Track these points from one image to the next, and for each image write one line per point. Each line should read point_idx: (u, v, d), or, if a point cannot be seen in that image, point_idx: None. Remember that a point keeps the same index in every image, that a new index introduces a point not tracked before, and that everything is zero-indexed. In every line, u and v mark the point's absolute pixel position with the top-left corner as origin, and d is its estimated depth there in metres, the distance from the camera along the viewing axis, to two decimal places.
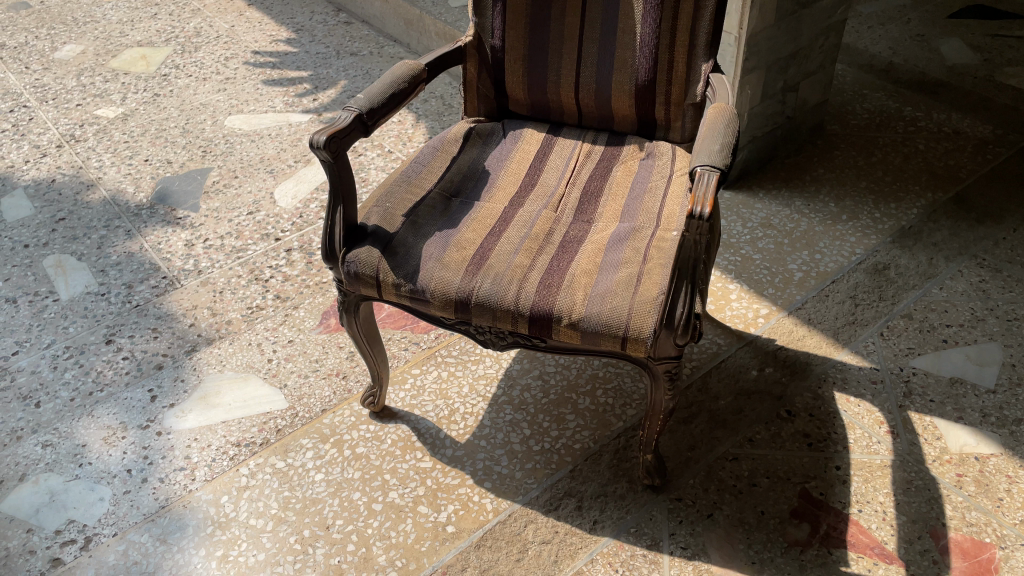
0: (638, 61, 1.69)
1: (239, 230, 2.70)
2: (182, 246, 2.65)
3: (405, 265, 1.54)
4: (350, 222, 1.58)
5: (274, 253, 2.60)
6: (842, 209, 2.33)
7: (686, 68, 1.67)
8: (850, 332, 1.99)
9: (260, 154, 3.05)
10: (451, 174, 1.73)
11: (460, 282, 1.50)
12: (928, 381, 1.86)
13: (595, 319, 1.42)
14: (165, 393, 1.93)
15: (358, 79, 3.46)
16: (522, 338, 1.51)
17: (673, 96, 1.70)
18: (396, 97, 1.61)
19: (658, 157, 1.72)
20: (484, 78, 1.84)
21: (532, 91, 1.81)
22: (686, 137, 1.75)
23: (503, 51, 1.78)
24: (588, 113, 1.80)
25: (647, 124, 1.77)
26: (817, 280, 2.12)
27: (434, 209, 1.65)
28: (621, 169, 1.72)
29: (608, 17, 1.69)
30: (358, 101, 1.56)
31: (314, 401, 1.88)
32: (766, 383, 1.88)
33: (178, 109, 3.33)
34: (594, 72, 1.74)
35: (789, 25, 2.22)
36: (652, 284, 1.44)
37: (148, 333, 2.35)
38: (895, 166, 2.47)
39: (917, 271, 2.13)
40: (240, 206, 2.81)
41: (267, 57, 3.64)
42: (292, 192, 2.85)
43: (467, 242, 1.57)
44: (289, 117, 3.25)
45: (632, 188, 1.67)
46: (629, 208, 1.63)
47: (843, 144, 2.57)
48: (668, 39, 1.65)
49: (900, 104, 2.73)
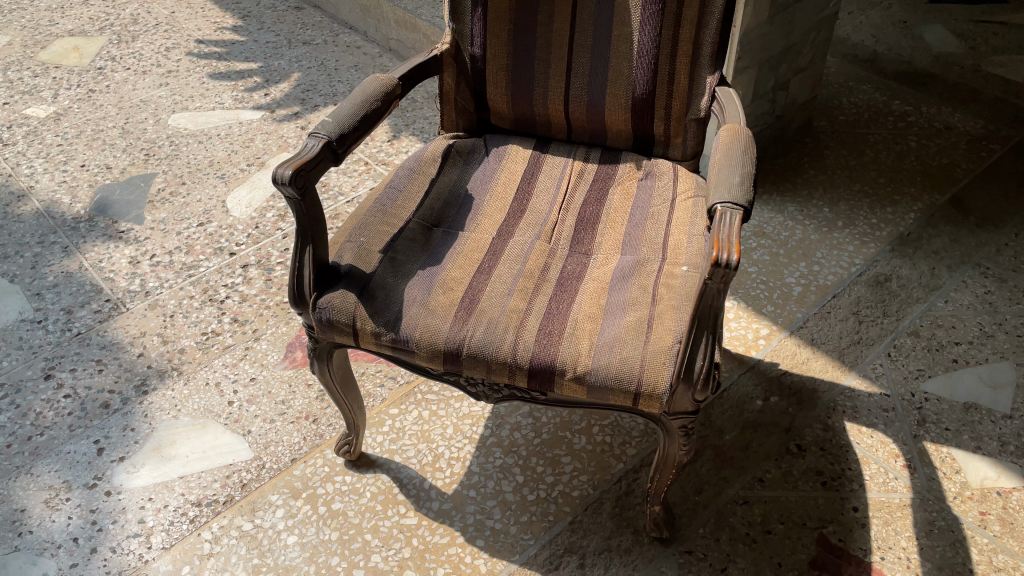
0: (635, 73, 1.52)
1: (189, 244, 2.49)
2: (126, 264, 2.44)
3: (385, 311, 1.36)
4: (321, 262, 1.39)
5: (229, 270, 2.40)
6: (837, 215, 2.20)
7: (688, 81, 1.51)
8: (856, 352, 1.87)
9: (208, 157, 2.83)
10: (431, 201, 1.56)
11: (450, 331, 1.33)
12: (941, 408, 1.75)
13: (603, 373, 1.27)
14: (113, 446, 1.74)
15: (313, 71, 3.24)
16: (519, 391, 1.35)
17: (673, 110, 1.54)
18: (368, 119, 1.42)
19: (658, 179, 1.57)
20: (462, 90, 1.66)
21: (516, 104, 1.64)
22: (687, 155, 1.60)
23: (484, 60, 1.60)
24: (579, 127, 1.64)
25: (644, 139, 1.61)
26: (817, 295, 2.00)
27: (413, 243, 1.47)
28: (618, 192, 1.57)
29: (601, 25, 1.52)
30: (326, 126, 1.37)
31: (283, 449, 1.71)
32: (773, 414, 1.75)
33: (116, 106, 3.07)
34: (586, 84, 1.57)
35: (782, 21, 2.07)
36: (665, 331, 1.29)
37: (91, 366, 2.14)
38: (889, 165, 2.35)
39: (920, 283, 2.02)
40: (188, 216, 2.59)
41: (212, 47, 3.39)
42: (245, 200, 2.64)
43: (453, 282, 1.40)
44: (239, 114, 3.02)
45: (632, 215, 1.52)
46: (631, 238, 1.47)
47: (833, 142, 2.44)
48: (669, 49, 1.49)
49: (888, 97, 2.61)
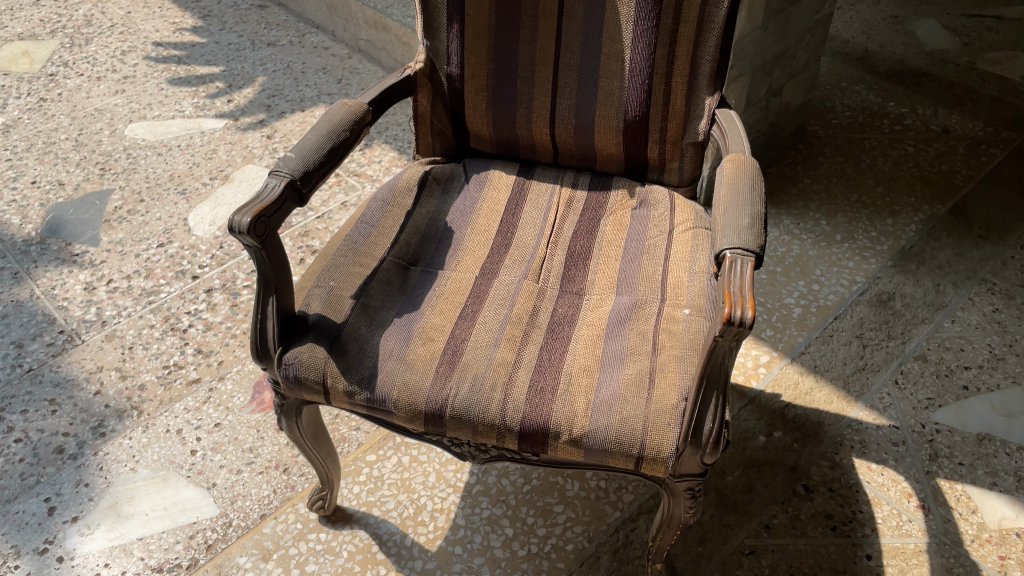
0: (627, 94, 1.39)
1: (149, 267, 2.34)
2: (81, 291, 2.28)
3: (359, 366, 1.23)
4: (286, 313, 1.26)
5: (191, 295, 2.26)
6: (835, 229, 2.10)
7: (685, 103, 1.38)
8: (862, 380, 1.76)
9: (169, 170, 2.67)
10: (407, 236, 1.43)
11: (431, 389, 1.20)
12: (954, 440, 1.65)
13: (602, 435, 1.14)
14: (65, 504, 1.60)
15: (279, 75, 3.08)
16: (508, 453, 1.23)
17: (669, 133, 1.41)
18: (335, 152, 1.28)
19: (654, 207, 1.44)
20: (439, 112, 1.52)
21: (497, 126, 1.51)
22: (684, 181, 1.48)
23: (462, 80, 1.46)
24: (566, 150, 1.51)
25: (637, 164, 1.49)
26: (818, 316, 1.89)
27: (389, 286, 1.34)
28: (610, 223, 1.44)
29: (590, 41, 1.39)
30: (288, 163, 1.23)
31: (251, 504, 1.57)
32: (777, 451, 1.64)
33: (69, 116, 2.90)
34: (573, 105, 1.44)
35: (777, 25, 1.95)
36: (669, 386, 1.17)
37: (44, 406, 2.00)
38: (886, 173, 2.25)
39: (924, 301, 1.92)
40: (148, 236, 2.44)
41: (171, 50, 3.21)
42: (209, 217, 2.49)
43: (433, 330, 1.27)
44: (201, 123, 2.86)
45: (627, 249, 1.40)
46: (627, 277, 1.35)
47: (828, 148, 2.33)
48: (665, 67, 1.36)
49: (882, 99, 2.50)
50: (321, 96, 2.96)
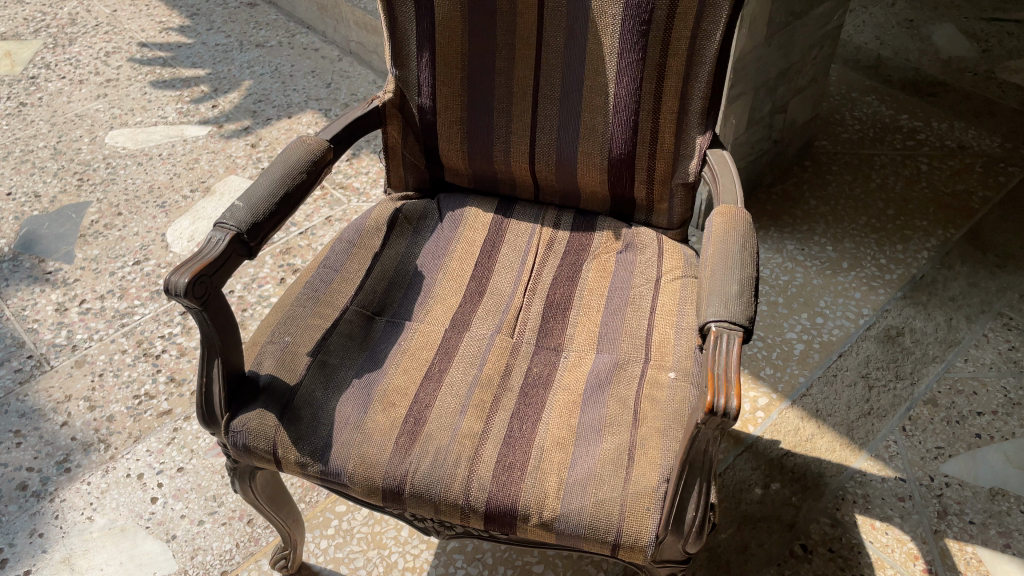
0: (612, 130, 1.28)
1: (123, 287, 2.25)
2: (52, 312, 2.19)
3: (312, 436, 1.13)
4: (234, 374, 1.15)
5: (166, 318, 2.16)
6: (842, 255, 1.98)
7: (675, 140, 1.27)
8: (866, 427, 1.65)
9: (148, 181, 2.57)
10: (373, 282, 1.32)
11: (389, 463, 1.10)
12: (964, 495, 1.54)
13: (575, 519, 1.03)
14: (17, 556, 1.51)
15: (266, 78, 2.97)
16: (474, 531, 1.12)
17: (657, 172, 1.30)
18: (289, 198, 1.17)
19: (640, 252, 1.33)
20: (410, 144, 1.41)
21: (473, 161, 1.40)
22: (673, 223, 1.36)
23: (434, 112, 1.35)
24: (547, 186, 1.40)
25: (623, 202, 1.38)
26: (821, 353, 1.78)
27: (350, 340, 1.24)
28: (593, 268, 1.33)
29: (571, 73, 1.27)
30: (235, 213, 1.12)
31: (211, 559, 1.48)
32: (774, 505, 1.53)
33: (48, 122, 2.80)
34: (554, 140, 1.33)
35: (781, 41, 1.83)
36: (650, 465, 1.06)
37: (8, 439, 1.91)
38: (897, 194, 2.12)
39: (935, 338, 1.80)
40: (124, 253, 2.34)
41: (157, 51, 3.11)
42: (187, 232, 2.39)
43: (395, 394, 1.17)
44: (184, 130, 2.75)
45: (611, 300, 1.28)
46: (609, 332, 1.24)
47: (835, 165, 2.21)
48: (652, 103, 1.24)
49: (894, 111, 2.37)
50: (308, 101, 2.85)
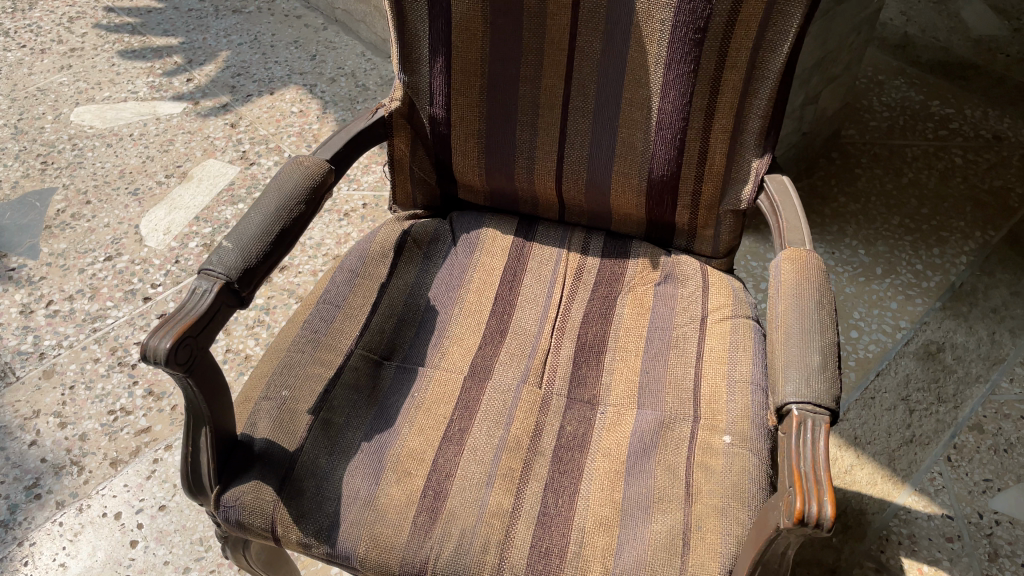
0: (653, 149, 1.12)
1: (94, 286, 2.07)
2: (16, 315, 2.01)
3: (317, 513, 0.98)
4: (224, 440, 1.00)
5: (142, 322, 1.99)
6: (875, 260, 1.84)
7: (726, 163, 1.11)
8: (909, 457, 1.53)
9: (119, 165, 2.37)
10: (380, 320, 1.16)
11: (407, 548, 0.95)
12: (1016, 535, 1.43)
13: None
14: None
15: (244, 48, 2.75)
16: None
17: (703, 197, 1.14)
18: (285, 236, 1.01)
19: (681, 286, 1.18)
20: (420, 158, 1.24)
21: (491, 178, 1.23)
22: (719, 252, 1.21)
23: (448, 124, 1.18)
24: (574, 206, 1.24)
25: (661, 226, 1.22)
26: (858, 372, 1.65)
27: (356, 393, 1.08)
28: (629, 304, 1.18)
29: (607, 82, 1.11)
30: (223, 258, 0.95)
31: None
32: (814, 547, 1.41)
33: (8, 97, 2.58)
34: (585, 157, 1.17)
35: (819, 28, 1.66)
36: (710, 553, 0.91)
37: None
38: (931, 190, 1.98)
39: (978, 354, 1.67)
40: (94, 247, 2.15)
41: (124, 18, 2.89)
42: (163, 224, 2.20)
43: (411, 460, 1.02)
44: (156, 106, 2.54)
45: (651, 343, 1.14)
46: (651, 384, 1.09)
47: (864, 157, 2.06)
48: (702, 121, 1.08)
49: (925, 96, 2.22)
50: (291, 75, 2.64)
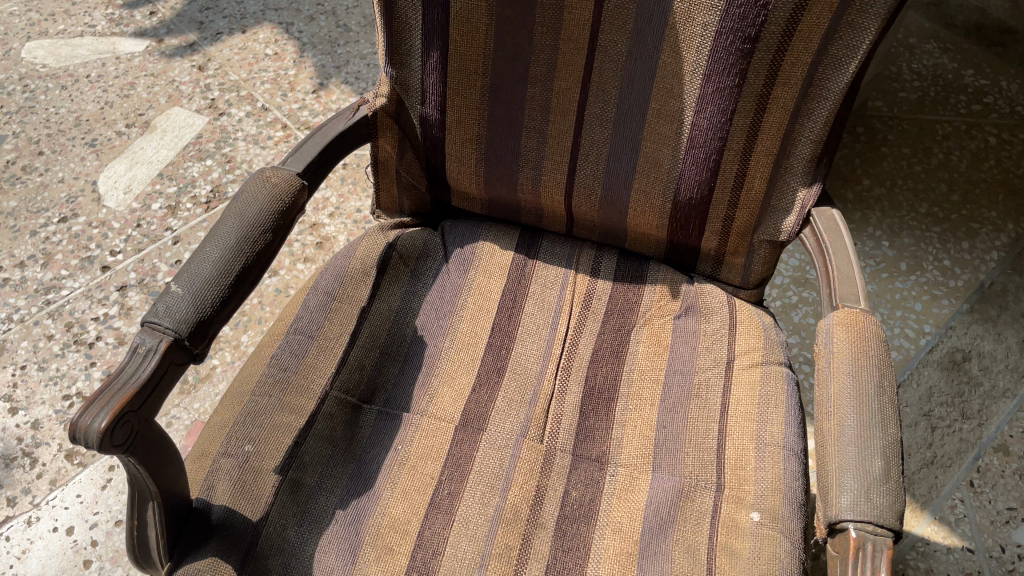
0: (682, 169, 0.95)
1: (47, 252, 1.89)
2: None
3: None
4: (177, 511, 0.84)
5: (99, 294, 1.80)
6: (899, 253, 1.70)
7: (767, 189, 0.94)
8: (929, 481, 1.42)
9: (75, 111, 2.16)
10: (360, 354, 1.02)
11: None
12: None
13: None
14: None
15: None
16: None
17: (736, 224, 0.99)
18: (246, 277, 0.85)
19: (704, 320, 1.03)
20: (409, 161, 1.08)
21: (491, 187, 1.08)
22: (749, 283, 1.06)
23: (442, 127, 1.02)
24: (586, 221, 1.09)
25: (684, 249, 1.07)
26: None
27: (331, 447, 0.95)
28: (645, 340, 1.05)
29: (632, 89, 0.93)
30: (172, 307, 0.79)
31: None
32: None
33: None
34: (601, 170, 1.01)
35: None
36: None
37: None
38: (962, 173, 1.82)
39: (1007, 365, 1.55)
40: (47, 206, 1.97)
41: None
42: (124, 181, 2.01)
43: (392, 533, 0.88)
44: (116, 43, 2.32)
45: (671, 391, 0.99)
46: (670, 443, 0.95)
47: (891, 134, 1.90)
48: (743, 142, 0.91)
49: (959, 64, 2.05)
50: (266, 12, 2.41)
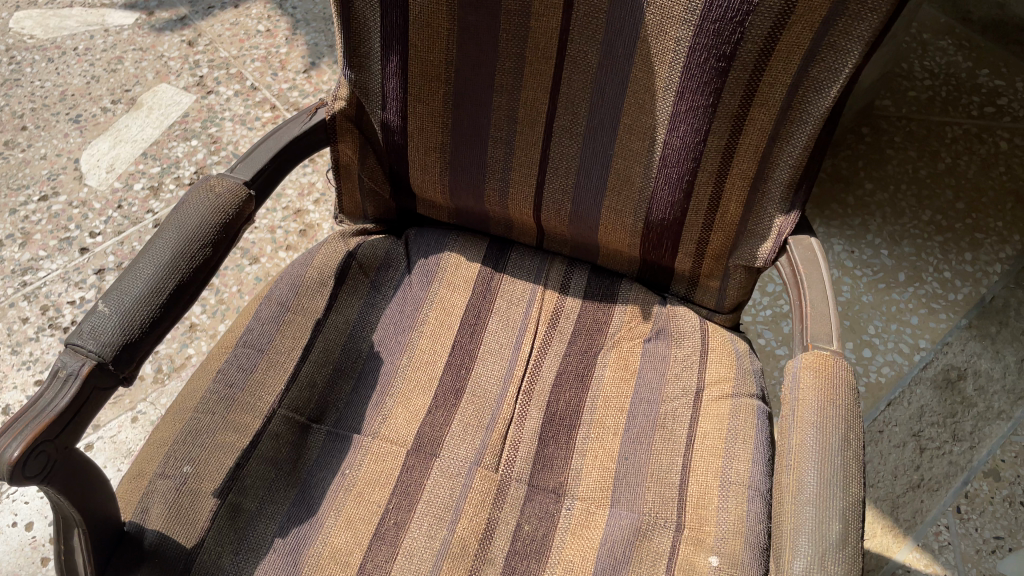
0: (654, 189, 0.89)
1: (26, 231, 1.85)
2: None
3: None
4: (105, 536, 0.79)
5: (76, 277, 1.76)
6: (898, 263, 1.64)
7: (743, 214, 0.89)
8: (914, 505, 1.37)
9: (61, 84, 2.11)
10: (312, 370, 0.98)
11: None
12: None
13: None
14: None
15: None
16: None
17: (710, 248, 0.93)
18: (180, 296, 0.80)
19: (675, 346, 0.97)
20: (372, 168, 1.03)
21: (457, 197, 1.03)
22: (724, 307, 1.01)
23: (404, 134, 0.96)
24: (555, 235, 1.03)
25: (658, 269, 1.01)
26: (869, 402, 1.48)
27: (276, 470, 0.91)
28: (612, 364, 1.00)
29: (602, 103, 0.87)
30: (99, 329, 0.75)
31: None
32: None
33: None
34: (570, 185, 0.95)
35: None
36: None
37: None
38: (969, 179, 1.75)
39: (1003, 386, 1.49)
40: (28, 183, 1.93)
41: None
42: (106, 160, 1.97)
43: (330, 567, 0.84)
44: (105, 15, 2.27)
45: (635, 420, 0.94)
46: (631, 477, 0.90)
47: (898, 135, 1.83)
48: (718, 165, 0.85)
49: (973, 62, 1.96)
50: None
